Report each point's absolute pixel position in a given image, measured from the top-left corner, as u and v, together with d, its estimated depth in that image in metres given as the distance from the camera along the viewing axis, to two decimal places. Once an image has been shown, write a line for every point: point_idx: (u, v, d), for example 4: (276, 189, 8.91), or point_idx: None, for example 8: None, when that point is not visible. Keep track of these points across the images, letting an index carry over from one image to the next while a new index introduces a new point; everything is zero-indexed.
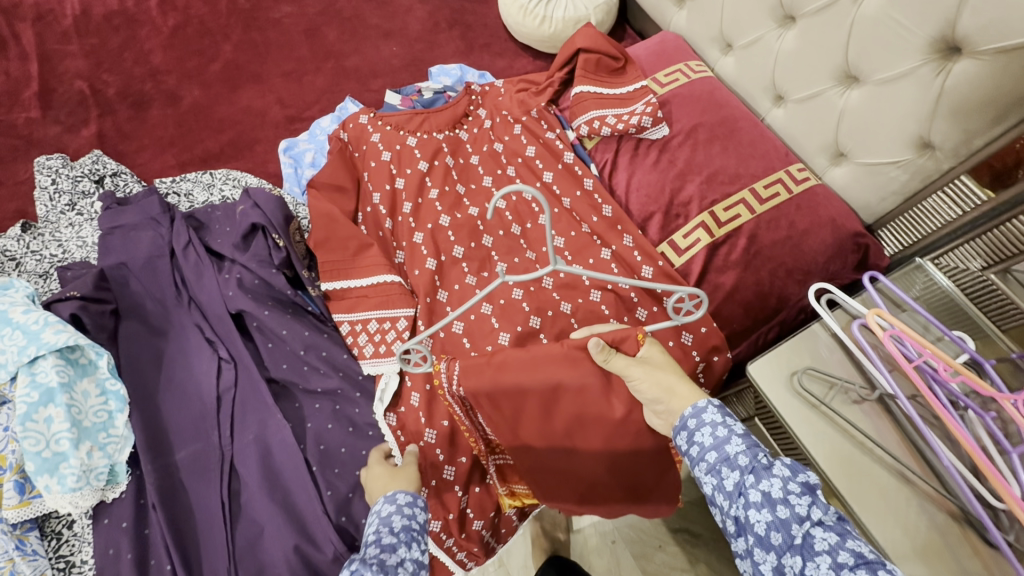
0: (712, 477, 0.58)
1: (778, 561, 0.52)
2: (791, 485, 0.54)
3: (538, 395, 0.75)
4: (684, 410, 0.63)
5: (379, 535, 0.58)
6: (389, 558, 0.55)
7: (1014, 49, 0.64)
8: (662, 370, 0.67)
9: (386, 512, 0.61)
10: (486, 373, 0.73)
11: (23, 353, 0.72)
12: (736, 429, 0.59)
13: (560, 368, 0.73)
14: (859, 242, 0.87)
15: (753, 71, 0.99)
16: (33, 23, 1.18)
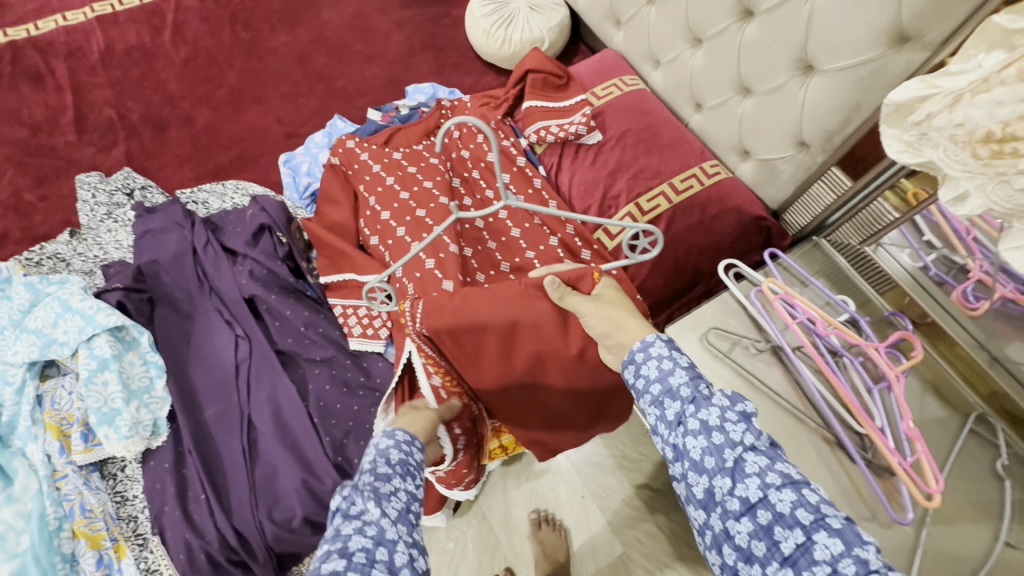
0: (654, 408, 0.66)
1: (710, 483, 0.60)
2: (729, 414, 0.62)
3: (499, 330, 0.89)
4: (633, 345, 0.71)
5: (376, 466, 0.66)
6: (383, 487, 0.62)
7: (847, 69, 0.81)
8: (610, 307, 0.77)
9: (383, 448, 0.69)
10: (445, 312, 0.87)
11: (82, 331, 0.91)
12: (680, 362, 0.67)
13: (520, 301, 0.87)
14: (761, 225, 1.06)
15: (676, 83, 1.15)
16: (65, 59, 1.37)
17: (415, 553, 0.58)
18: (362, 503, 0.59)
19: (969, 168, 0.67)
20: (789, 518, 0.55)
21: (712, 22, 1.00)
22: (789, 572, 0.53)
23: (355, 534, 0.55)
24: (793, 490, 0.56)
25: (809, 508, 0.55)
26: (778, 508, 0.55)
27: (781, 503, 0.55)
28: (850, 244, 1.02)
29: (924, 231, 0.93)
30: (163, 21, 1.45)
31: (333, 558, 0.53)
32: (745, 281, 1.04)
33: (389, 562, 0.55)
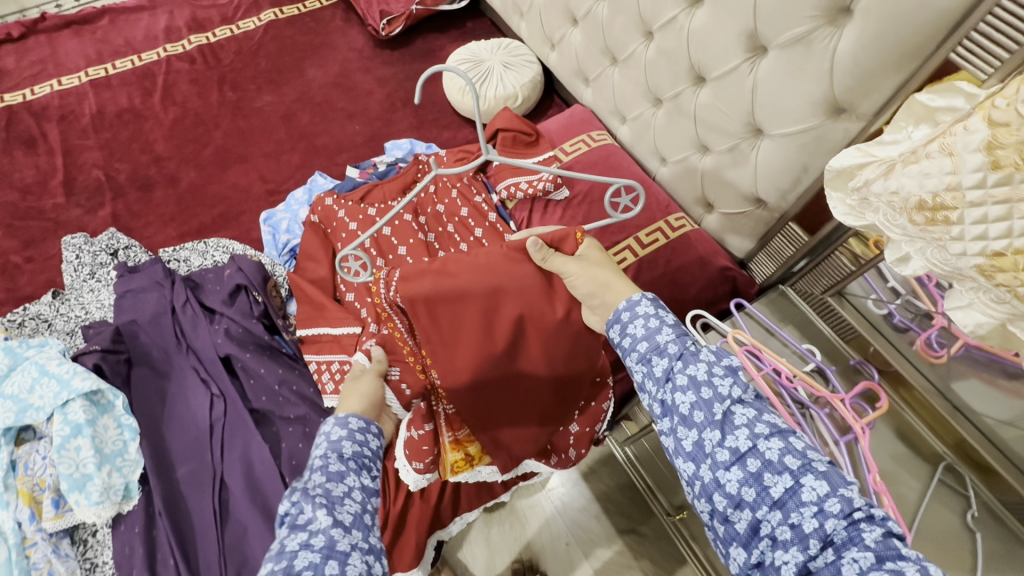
0: (643, 365, 0.66)
1: (698, 435, 0.61)
2: (715, 369, 0.63)
3: (479, 297, 0.83)
4: (619, 305, 0.71)
5: (328, 462, 0.60)
6: (335, 488, 0.57)
7: (793, 136, 0.84)
8: (597, 267, 0.76)
9: (337, 438, 0.65)
10: (426, 277, 0.82)
11: (57, 396, 0.93)
12: (666, 321, 0.67)
13: (501, 265, 0.83)
14: (727, 275, 1.09)
15: (641, 138, 1.20)
16: (58, 122, 1.43)
17: (370, 560, 0.53)
18: (311, 510, 0.54)
19: (907, 232, 0.69)
20: (778, 465, 0.56)
21: (670, 85, 1.03)
22: (778, 515, 0.54)
23: (299, 550, 0.50)
24: (781, 439, 0.58)
25: (796, 455, 0.56)
26: (768, 456, 0.57)
27: (770, 451, 0.57)
28: (813, 293, 1.05)
29: (887, 276, 0.92)
30: (154, 84, 1.51)
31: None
32: (712, 331, 1.06)
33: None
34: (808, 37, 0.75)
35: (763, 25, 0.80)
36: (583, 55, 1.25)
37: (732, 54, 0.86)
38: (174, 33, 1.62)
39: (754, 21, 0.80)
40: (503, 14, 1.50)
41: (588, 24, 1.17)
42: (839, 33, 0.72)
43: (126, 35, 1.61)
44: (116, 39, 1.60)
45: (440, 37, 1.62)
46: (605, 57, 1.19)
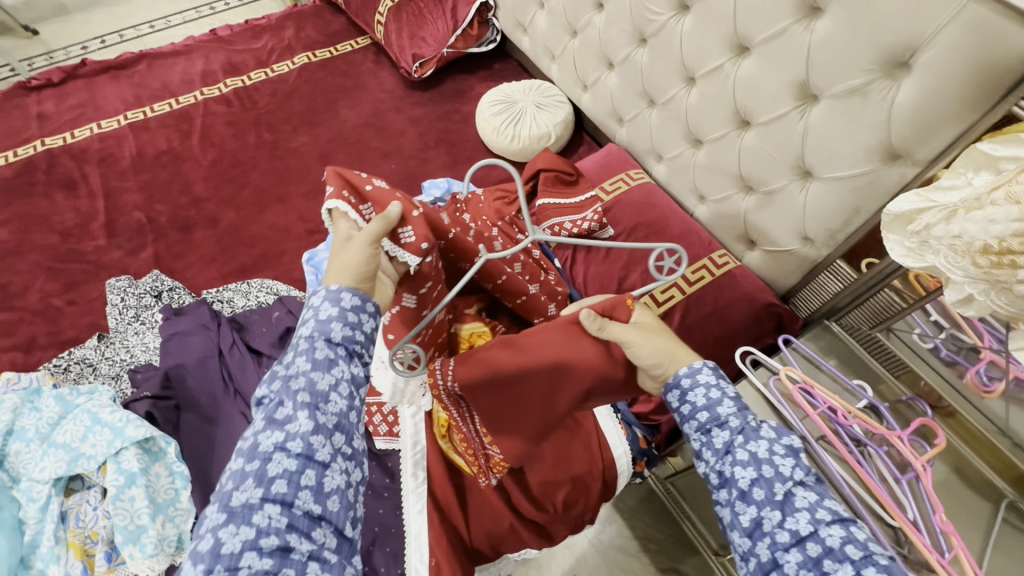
0: (701, 435, 0.68)
1: (757, 512, 0.61)
2: (776, 448, 0.64)
3: (542, 377, 0.79)
4: (680, 371, 0.72)
5: (314, 344, 0.61)
6: (320, 382, 0.58)
7: (845, 179, 0.87)
8: (657, 335, 0.74)
9: (326, 318, 0.61)
10: (481, 365, 0.79)
11: (111, 445, 0.91)
12: (728, 393, 0.69)
13: (558, 341, 0.78)
14: (773, 311, 1.10)
15: (680, 177, 1.22)
16: (98, 165, 1.46)
17: (349, 467, 0.59)
18: (292, 409, 0.56)
19: (971, 274, 0.69)
20: (839, 553, 0.56)
21: (712, 128, 1.06)
22: None
23: (275, 454, 0.54)
24: (843, 527, 0.57)
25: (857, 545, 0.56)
26: (828, 542, 0.57)
27: (831, 537, 0.57)
28: (860, 328, 1.06)
29: (930, 311, 0.93)
30: (192, 126, 1.55)
31: (247, 488, 0.52)
32: (762, 368, 1.07)
33: (316, 487, 0.54)
34: (863, 88, 0.78)
35: (816, 75, 0.83)
36: (619, 96, 1.28)
37: (782, 101, 0.90)
38: (210, 76, 1.66)
39: (807, 71, 0.83)
40: (533, 56, 1.55)
41: (625, 68, 1.21)
42: (896, 85, 0.75)
43: (163, 79, 1.65)
44: (153, 83, 1.64)
45: (470, 77, 1.66)
46: (641, 100, 1.22)
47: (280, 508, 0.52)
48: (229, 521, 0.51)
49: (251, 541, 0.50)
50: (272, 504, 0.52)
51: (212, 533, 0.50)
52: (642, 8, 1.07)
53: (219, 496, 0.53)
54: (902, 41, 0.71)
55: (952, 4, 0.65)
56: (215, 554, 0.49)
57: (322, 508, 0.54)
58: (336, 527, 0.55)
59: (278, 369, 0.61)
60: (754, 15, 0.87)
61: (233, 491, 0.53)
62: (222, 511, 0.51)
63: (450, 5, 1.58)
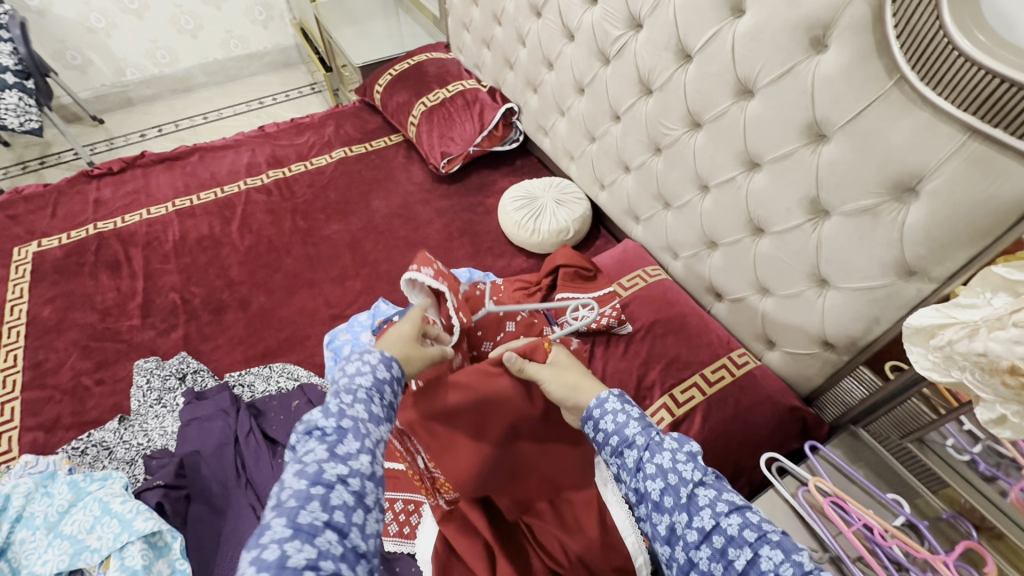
0: (616, 459, 0.66)
1: (670, 520, 0.60)
2: (678, 456, 0.63)
3: (468, 413, 0.80)
4: (589, 404, 0.70)
5: (372, 391, 0.62)
6: (376, 429, 0.60)
7: (862, 289, 0.89)
8: (566, 370, 0.75)
9: (382, 374, 0.65)
10: (415, 399, 0.79)
11: (117, 538, 0.89)
12: (632, 414, 0.67)
13: (475, 379, 0.79)
14: (797, 415, 1.07)
15: (696, 275, 1.25)
16: (143, 248, 1.55)
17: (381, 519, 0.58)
18: (356, 446, 0.57)
19: (1002, 394, 0.67)
20: (740, 540, 0.56)
21: (728, 233, 1.10)
22: None
23: (339, 484, 0.53)
24: (739, 514, 0.57)
25: (755, 528, 0.57)
26: (730, 531, 0.56)
27: (731, 526, 0.56)
28: (890, 438, 0.99)
29: (961, 420, 0.85)
30: (233, 213, 1.65)
31: (313, 509, 0.50)
32: (788, 476, 1.02)
33: (364, 528, 0.53)
34: (874, 209, 0.82)
35: (826, 193, 0.87)
36: (635, 197, 1.34)
37: (794, 214, 0.94)
38: (255, 168, 1.80)
39: (817, 189, 0.88)
40: (553, 156, 1.65)
41: (641, 173, 1.28)
42: (906, 208, 0.78)
43: (212, 170, 1.80)
44: (203, 173, 1.78)
45: (493, 172, 1.77)
46: (657, 202, 1.28)
47: (337, 537, 0.50)
48: (293, 537, 0.48)
49: (312, 561, 0.47)
50: (332, 531, 0.50)
51: (275, 546, 0.47)
52: (657, 123, 1.16)
53: (280, 511, 0.50)
54: (909, 169, 0.75)
55: (953, 140, 0.69)
56: (281, 564, 0.46)
57: (367, 547, 0.53)
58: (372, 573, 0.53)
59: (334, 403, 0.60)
60: (763, 137, 0.93)
61: (298, 509, 0.50)
62: (288, 526, 0.49)
63: (478, 110, 1.73)
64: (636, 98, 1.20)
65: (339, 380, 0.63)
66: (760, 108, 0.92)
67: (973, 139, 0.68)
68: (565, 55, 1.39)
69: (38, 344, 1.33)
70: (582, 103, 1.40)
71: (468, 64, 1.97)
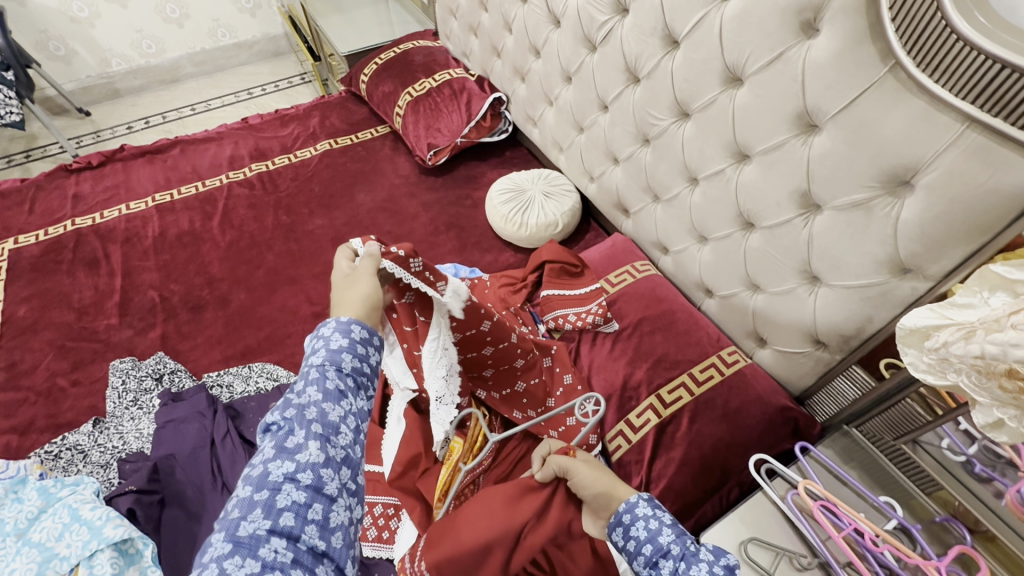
0: (648, 569, 0.67)
1: None
2: (717, 568, 0.64)
3: (497, 544, 0.78)
4: (619, 507, 0.72)
5: (324, 369, 0.61)
6: (332, 412, 0.58)
7: (854, 286, 0.85)
8: (600, 469, 0.78)
9: (338, 347, 0.62)
10: (447, 538, 0.81)
11: (86, 547, 0.86)
12: (664, 520, 0.69)
13: (511, 497, 0.81)
14: (788, 416, 1.03)
15: (686, 270, 1.21)
16: (122, 244, 1.51)
17: (353, 501, 0.58)
18: (303, 438, 0.56)
19: (999, 398, 0.63)
20: None
21: (718, 227, 1.06)
22: None
23: (285, 484, 0.53)
24: None
25: None
26: None
27: None
28: (884, 438, 0.95)
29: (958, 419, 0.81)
30: (214, 208, 1.61)
31: (255, 518, 0.51)
32: (779, 478, 0.99)
33: (322, 522, 0.53)
34: (866, 203, 0.78)
35: (817, 187, 0.83)
36: (624, 190, 1.30)
37: (785, 208, 0.90)
38: (237, 162, 1.76)
39: (808, 183, 0.84)
40: (542, 147, 1.60)
41: (630, 165, 1.23)
42: (900, 203, 0.74)
43: (194, 163, 1.75)
44: (184, 167, 1.74)
45: (481, 164, 1.72)
46: (646, 195, 1.24)
47: (286, 542, 0.50)
48: (234, 552, 0.48)
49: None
50: (278, 538, 0.50)
51: (214, 564, 0.47)
52: (645, 113, 1.11)
53: (224, 524, 0.51)
54: (904, 162, 0.71)
55: (950, 131, 0.65)
56: None
57: (326, 544, 0.53)
58: (338, 566, 0.54)
59: (289, 397, 0.60)
60: (753, 127, 0.89)
61: (239, 521, 0.51)
62: (227, 540, 0.49)
63: (465, 100, 1.67)
64: (623, 87, 1.16)
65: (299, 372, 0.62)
66: (749, 98, 0.88)
67: (973, 130, 0.63)
68: (551, 42, 1.34)
69: (13, 345, 1.30)
70: (570, 92, 1.35)
71: (456, 53, 1.92)
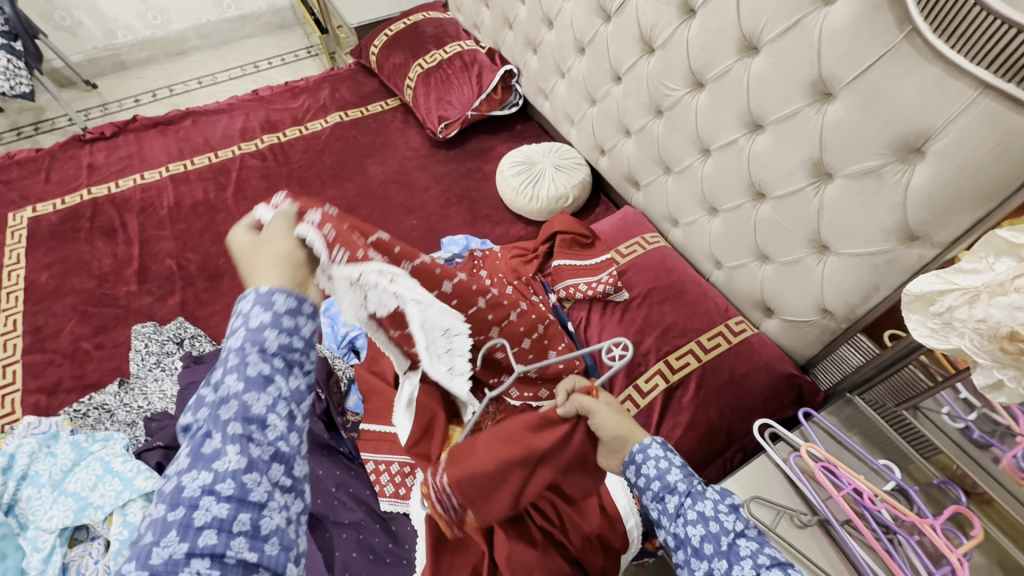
0: (657, 503, 0.68)
1: (709, 567, 0.63)
2: (721, 506, 0.66)
3: (517, 471, 0.73)
4: (631, 446, 0.71)
5: (245, 353, 0.53)
6: (255, 405, 0.51)
7: (863, 254, 0.87)
8: (624, 414, 0.72)
9: (259, 325, 0.54)
10: (470, 456, 0.74)
11: (119, 496, 0.91)
12: (675, 462, 0.69)
13: (531, 433, 0.73)
14: (792, 383, 1.06)
15: (696, 242, 1.23)
16: (138, 214, 1.54)
17: (289, 499, 0.52)
18: (220, 443, 0.49)
19: (1000, 359, 0.65)
20: None
21: (728, 198, 1.07)
22: None
23: (202, 500, 0.47)
24: (781, 571, 0.59)
25: None
26: None
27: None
28: (886, 405, 0.98)
29: (958, 388, 0.83)
30: (228, 178, 1.63)
31: (170, 542, 0.46)
32: (781, 442, 1.02)
33: (251, 532, 0.48)
34: (878, 170, 0.79)
35: (830, 155, 0.84)
36: (635, 162, 1.31)
37: (797, 177, 0.91)
38: (249, 133, 1.77)
39: (820, 150, 0.85)
40: (553, 120, 1.61)
41: (642, 137, 1.24)
42: (911, 169, 0.76)
43: (206, 135, 1.76)
44: (196, 138, 1.75)
45: (492, 137, 1.73)
46: (658, 167, 1.25)
47: (209, 563, 0.46)
48: None
49: None
50: (201, 559, 0.46)
51: None
52: (659, 84, 1.12)
53: (139, 548, 0.47)
54: (916, 129, 0.72)
55: (965, 97, 0.66)
56: None
57: (258, 555, 0.48)
58: (275, 571, 0.49)
59: (208, 390, 0.53)
60: (767, 97, 0.90)
61: (153, 546, 0.46)
62: (142, 569, 0.45)
63: (476, 72, 1.67)
64: (638, 58, 1.16)
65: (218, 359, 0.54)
66: (764, 66, 0.88)
67: (986, 96, 0.65)
68: (565, 12, 1.33)
69: (37, 310, 1.33)
70: (583, 64, 1.35)
71: (467, 24, 1.90)
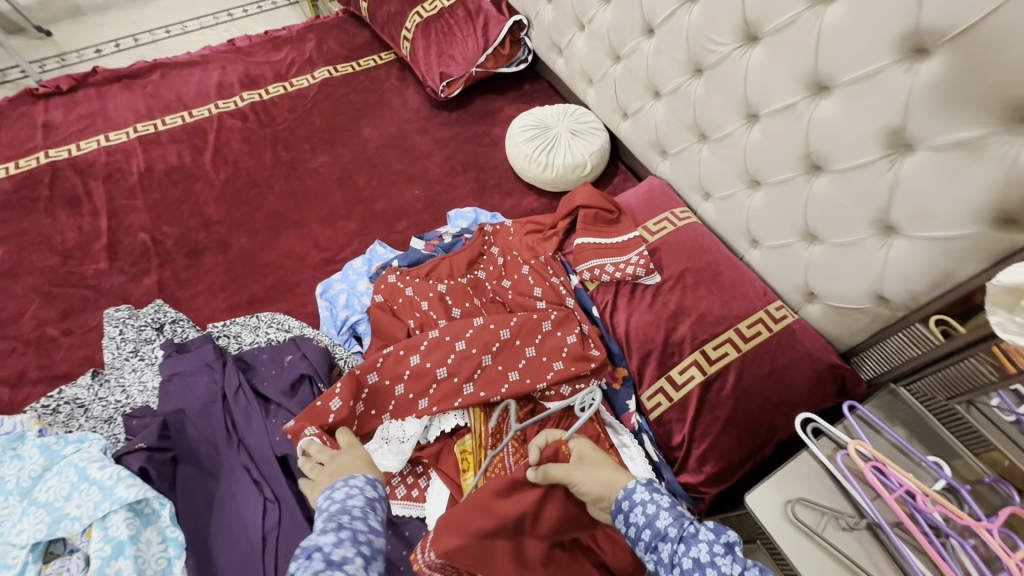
0: (650, 554, 0.64)
1: None
2: (716, 547, 0.61)
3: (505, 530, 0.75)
4: (617, 494, 0.70)
5: (366, 512, 0.65)
6: (374, 544, 0.61)
7: (940, 239, 0.77)
8: (597, 467, 0.74)
9: (370, 496, 0.68)
10: (452, 527, 0.74)
11: (97, 507, 0.81)
12: (663, 504, 0.67)
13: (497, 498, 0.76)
14: (836, 373, 0.98)
15: (730, 218, 1.12)
16: (104, 180, 1.37)
17: None
18: (351, 553, 0.58)
19: None
20: None
21: (776, 170, 0.96)
22: None
23: None
24: None
25: None
26: None
27: None
28: (935, 398, 0.86)
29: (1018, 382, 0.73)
30: (205, 141, 1.46)
31: None
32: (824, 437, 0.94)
33: None
34: (975, 142, 0.68)
35: (914, 123, 0.73)
36: (664, 126, 1.18)
37: (867, 148, 0.80)
38: (226, 90, 1.58)
39: (902, 118, 0.74)
40: (568, 79, 1.45)
41: (674, 99, 1.11)
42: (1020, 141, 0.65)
43: (177, 90, 1.57)
44: (167, 94, 1.56)
45: (498, 98, 1.57)
46: (691, 133, 1.12)
47: None
48: None
49: None
50: None
51: None
52: (702, 37, 0.98)
53: None
54: None
55: None
56: None
57: None
58: None
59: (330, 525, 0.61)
60: (842, 52, 0.78)
61: None
62: None
63: (482, 23, 1.49)
64: (677, 6, 1.02)
65: (328, 513, 0.64)
66: (843, 15, 0.76)
67: None
68: None
69: None
70: (608, 14, 1.20)
71: None
